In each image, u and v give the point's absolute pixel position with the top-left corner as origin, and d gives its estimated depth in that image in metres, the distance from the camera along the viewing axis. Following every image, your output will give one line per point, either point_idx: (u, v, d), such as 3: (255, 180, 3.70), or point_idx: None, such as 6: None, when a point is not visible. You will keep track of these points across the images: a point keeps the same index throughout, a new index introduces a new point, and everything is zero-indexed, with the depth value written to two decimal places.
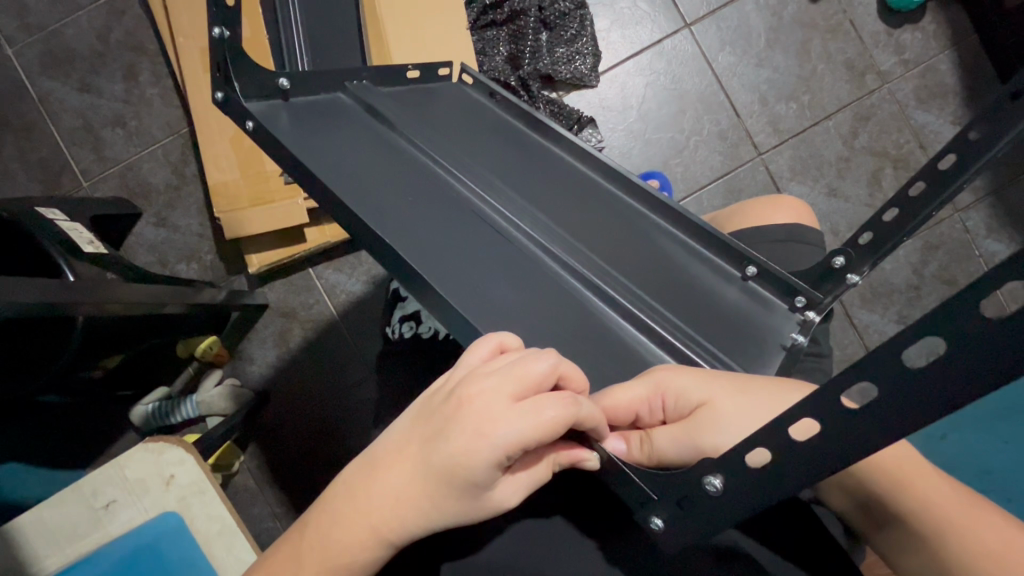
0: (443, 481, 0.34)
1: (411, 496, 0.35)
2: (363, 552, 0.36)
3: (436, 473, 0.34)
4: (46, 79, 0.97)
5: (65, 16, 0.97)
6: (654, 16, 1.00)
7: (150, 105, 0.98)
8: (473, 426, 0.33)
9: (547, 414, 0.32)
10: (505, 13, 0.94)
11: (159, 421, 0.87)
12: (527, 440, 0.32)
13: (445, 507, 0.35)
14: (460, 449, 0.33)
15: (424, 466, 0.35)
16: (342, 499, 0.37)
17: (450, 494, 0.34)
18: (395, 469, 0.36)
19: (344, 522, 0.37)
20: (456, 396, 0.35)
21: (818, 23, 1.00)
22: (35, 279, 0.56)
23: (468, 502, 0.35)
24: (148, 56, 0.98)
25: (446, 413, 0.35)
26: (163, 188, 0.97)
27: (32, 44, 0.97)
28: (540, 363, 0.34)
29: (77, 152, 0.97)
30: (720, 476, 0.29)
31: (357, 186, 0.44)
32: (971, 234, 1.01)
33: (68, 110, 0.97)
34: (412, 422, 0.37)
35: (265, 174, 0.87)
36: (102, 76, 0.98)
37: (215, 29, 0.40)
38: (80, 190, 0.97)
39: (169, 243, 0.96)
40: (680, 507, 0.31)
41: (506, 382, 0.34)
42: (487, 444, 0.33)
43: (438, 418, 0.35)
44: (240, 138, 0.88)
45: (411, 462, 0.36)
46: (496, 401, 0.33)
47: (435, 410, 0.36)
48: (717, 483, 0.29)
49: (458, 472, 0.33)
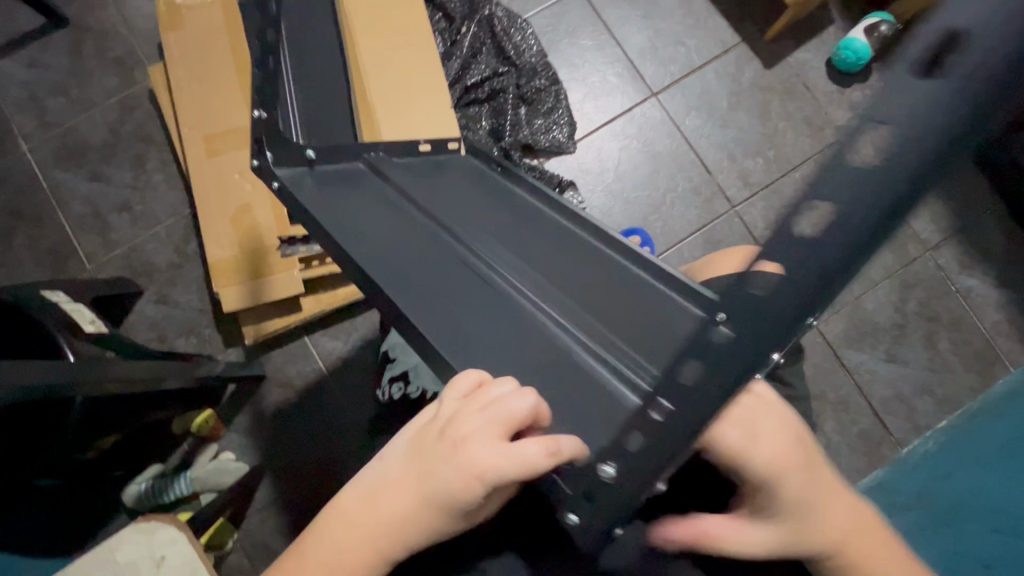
0: (438, 508, 0.37)
1: (410, 518, 0.38)
2: (367, 573, 0.39)
3: (427, 502, 0.37)
4: (58, 171, 1.03)
5: (79, 114, 1.05)
6: (624, 87, 1.08)
7: (156, 190, 1.04)
8: (462, 460, 0.36)
9: (529, 451, 0.34)
10: (486, 92, 1.03)
11: (150, 500, 0.86)
12: (511, 476, 0.35)
13: (439, 528, 0.38)
14: (448, 475, 0.36)
15: (422, 495, 0.37)
16: (343, 523, 0.39)
17: (440, 516, 0.37)
18: (395, 496, 0.38)
19: (342, 550, 0.39)
20: (448, 433, 0.37)
21: (775, 86, 1.09)
22: (31, 363, 0.57)
23: (459, 521, 0.38)
24: (155, 145, 1.05)
25: (440, 448, 0.37)
26: (165, 266, 1.01)
27: (47, 140, 1.04)
28: (523, 403, 0.36)
29: (83, 237, 1.02)
30: (613, 466, 0.33)
31: (375, 241, 0.48)
32: (946, 271, 1.04)
33: (78, 199, 1.03)
34: (405, 456, 0.39)
35: (262, 248, 0.91)
36: (112, 165, 1.04)
37: (256, 110, 0.48)
38: (86, 272, 1.01)
39: (169, 318, 0.99)
40: (588, 499, 0.35)
41: (495, 424, 0.36)
42: (475, 478, 0.35)
43: (432, 452, 0.38)
44: (240, 215, 0.92)
45: (409, 490, 0.38)
46: (484, 440, 0.36)
47: (429, 445, 0.38)
48: (609, 471, 0.33)
49: (451, 501, 0.36)
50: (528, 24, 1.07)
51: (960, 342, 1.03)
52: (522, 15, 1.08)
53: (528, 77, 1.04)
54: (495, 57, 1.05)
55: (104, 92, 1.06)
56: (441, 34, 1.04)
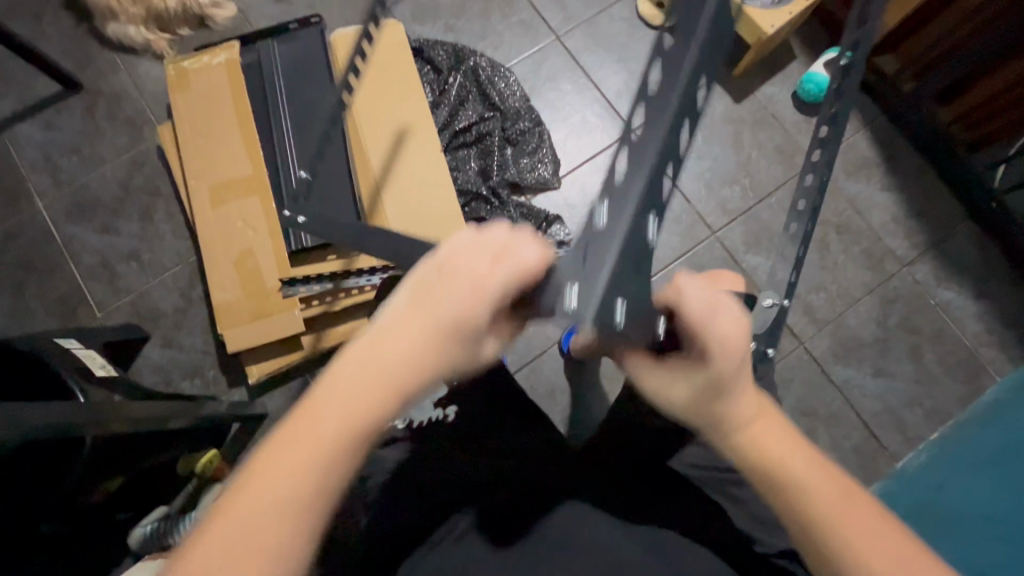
0: (452, 332, 0.39)
1: (421, 352, 0.39)
2: (376, 412, 0.39)
3: (442, 332, 0.39)
4: (70, 225, 1.09)
5: (91, 172, 1.12)
6: (603, 125, 1.15)
7: (162, 239, 1.09)
8: (470, 287, 0.39)
9: (527, 265, 0.38)
10: (473, 135, 1.10)
11: (155, 543, 0.88)
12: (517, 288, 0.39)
13: (448, 360, 0.40)
14: (456, 303, 0.39)
15: (433, 326, 0.39)
16: (343, 374, 0.39)
17: (455, 342, 0.40)
18: (400, 336, 0.39)
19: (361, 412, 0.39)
20: (450, 267, 0.39)
21: (745, 118, 1.15)
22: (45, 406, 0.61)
23: (473, 348, 0.41)
24: (162, 197, 1.11)
25: (444, 283, 0.39)
26: (170, 311, 1.05)
27: (60, 197, 1.11)
28: (524, 239, 0.40)
29: (93, 286, 1.06)
30: (603, 204, 0.38)
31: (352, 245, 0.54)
32: (923, 285, 1.08)
33: (88, 250, 1.08)
34: (402, 300, 0.40)
35: (264, 290, 0.96)
36: (121, 217, 1.10)
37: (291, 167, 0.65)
38: (95, 320, 1.05)
39: (174, 361, 1.03)
40: (585, 251, 0.38)
41: (497, 251, 0.39)
42: (483, 304, 0.39)
43: (435, 288, 0.39)
44: (242, 260, 0.97)
45: (416, 327, 0.39)
46: (487, 263, 0.39)
47: (429, 284, 0.40)
48: (601, 207, 0.38)
49: (466, 324, 0.39)
50: (511, 72, 1.15)
51: (944, 353, 1.06)
52: (505, 65, 1.17)
53: (512, 120, 1.11)
54: (481, 103, 1.12)
55: (114, 150, 1.13)
56: (430, 85, 1.12)
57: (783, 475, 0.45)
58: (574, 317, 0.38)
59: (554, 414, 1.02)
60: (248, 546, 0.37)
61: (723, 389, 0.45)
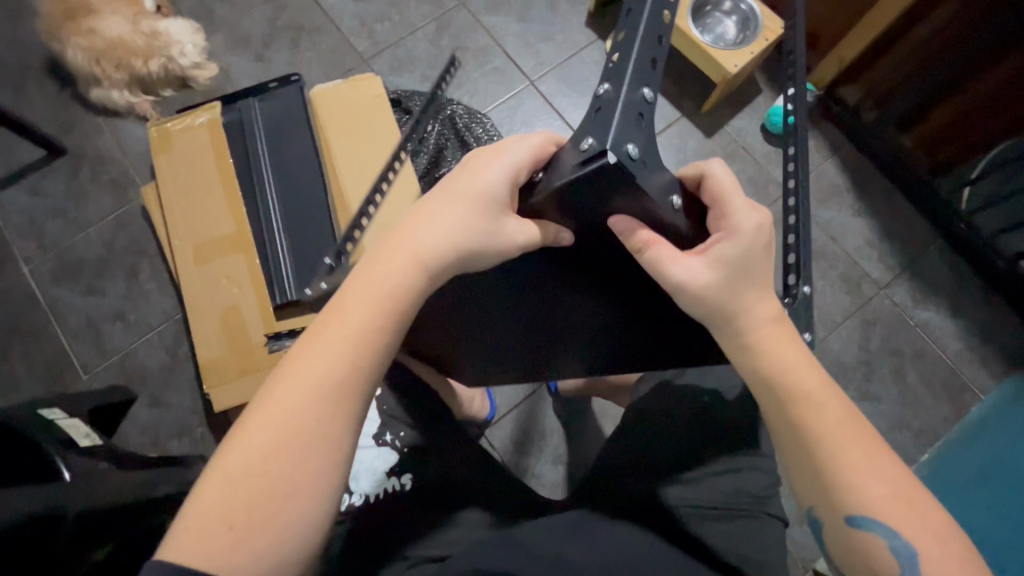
0: (476, 199, 0.46)
1: (453, 216, 0.46)
2: (409, 275, 0.46)
3: (459, 211, 0.46)
4: (55, 288, 1.10)
5: (76, 234, 1.13)
6: None
7: (148, 297, 1.09)
8: (491, 157, 0.46)
9: (532, 143, 0.46)
10: None
11: None
12: (527, 160, 0.46)
13: (476, 227, 0.46)
14: (472, 182, 0.46)
15: (460, 196, 0.46)
16: (385, 247, 0.47)
17: (476, 213, 0.46)
18: (437, 212, 0.47)
19: (386, 293, 0.46)
20: (471, 158, 0.48)
21: (716, 152, 1.19)
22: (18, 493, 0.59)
23: (495, 222, 0.46)
24: (148, 255, 1.12)
25: (467, 170, 0.48)
26: (157, 370, 1.05)
27: (46, 260, 1.11)
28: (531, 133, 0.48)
29: (79, 348, 1.06)
30: (605, 82, 0.39)
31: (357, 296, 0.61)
32: (901, 306, 1.10)
33: (74, 312, 1.08)
34: (437, 188, 0.48)
35: (250, 345, 0.96)
36: (106, 278, 1.10)
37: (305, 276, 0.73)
38: (81, 382, 1.04)
39: (162, 421, 1.03)
40: (596, 110, 0.39)
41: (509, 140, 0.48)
42: (502, 165, 0.46)
43: (461, 173, 0.48)
44: (227, 317, 0.98)
45: (448, 202, 0.47)
46: (504, 146, 0.47)
47: (457, 174, 0.48)
48: (603, 85, 0.39)
49: (485, 191, 0.46)
50: (487, 118, 1.18)
51: (927, 374, 1.07)
52: (481, 111, 1.20)
53: None
54: (460, 150, 1.14)
55: (99, 211, 1.14)
56: (409, 134, 1.14)
57: (805, 414, 0.47)
58: (601, 166, 0.38)
59: (546, 454, 1.02)
60: (294, 420, 0.43)
61: (742, 276, 0.47)
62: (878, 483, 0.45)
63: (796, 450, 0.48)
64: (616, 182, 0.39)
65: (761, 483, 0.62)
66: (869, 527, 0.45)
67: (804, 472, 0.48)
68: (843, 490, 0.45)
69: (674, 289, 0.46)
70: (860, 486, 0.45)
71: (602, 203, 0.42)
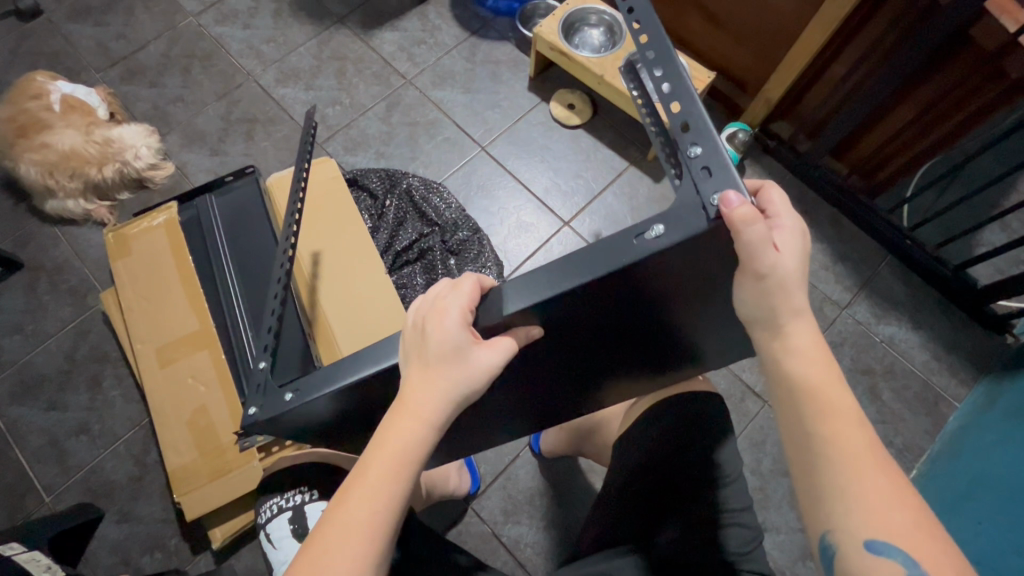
0: (445, 356, 0.43)
1: (430, 379, 0.43)
2: (410, 436, 0.43)
3: (441, 376, 0.43)
4: (15, 407, 1.06)
5: (35, 348, 1.10)
6: (538, 222, 1.21)
7: (112, 407, 1.06)
8: (435, 318, 0.43)
9: (465, 287, 0.44)
10: (415, 253, 1.13)
11: None
12: (467, 303, 0.44)
13: (455, 379, 0.43)
14: (432, 338, 0.43)
15: (424, 360, 0.43)
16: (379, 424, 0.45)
17: (454, 369, 0.43)
18: (415, 381, 0.44)
19: (374, 466, 0.43)
20: (419, 319, 0.45)
21: (667, 196, 1.24)
22: None
23: (467, 365, 0.43)
24: (111, 362, 1.09)
25: (417, 333, 0.45)
26: (125, 482, 1.01)
27: (4, 379, 1.08)
28: (465, 278, 0.45)
29: (41, 469, 1.02)
30: (699, 145, 0.36)
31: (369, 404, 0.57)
32: (864, 324, 1.13)
33: (34, 430, 1.04)
34: (404, 358, 0.46)
35: (220, 446, 0.93)
36: (68, 391, 1.07)
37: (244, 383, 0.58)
38: (44, 505, 0.99)
39: (133, 537, 0.98)
40: (709, 171, 0.35)
41: (441, 289, 0.45)
42: (447, 316, 0.43)
43: (412, 341, 0.45)
44: (195, 418, 0.95)
45: (418, 369, 0.44)
46: (444, 298, 0.44)
47: (412, 339, 0.45)
48: (698, 149, 0.35)
49: (446, 345, 0.43)
50: (444, 188, 1.21)
51: (900, 390, 1.09)
52: (438, 181, 1.24)
53: (450, 232, 1.15)
54: (419, 222, 1.17)
55: (58, 322, 1.12)
56: (367, 211, 1.16)
57: (822, 419, 0.41)
58: (648, 255, 0.36)
59: (536, 520, 0.99)
60: None
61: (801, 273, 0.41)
62: (896, 509, 0.38)
63: (805, 456, 0.42)
64: (659, 263, 0.37)
65: (743, 539, 0.61)
66: (889, 554, 0.37)
67: (808, 483, 0.41)
68: (849, 511, 0.39)
69: (765, 273, 0.39)
70: (873, 518, 0.38)
71: (626, 297, 0.42)
